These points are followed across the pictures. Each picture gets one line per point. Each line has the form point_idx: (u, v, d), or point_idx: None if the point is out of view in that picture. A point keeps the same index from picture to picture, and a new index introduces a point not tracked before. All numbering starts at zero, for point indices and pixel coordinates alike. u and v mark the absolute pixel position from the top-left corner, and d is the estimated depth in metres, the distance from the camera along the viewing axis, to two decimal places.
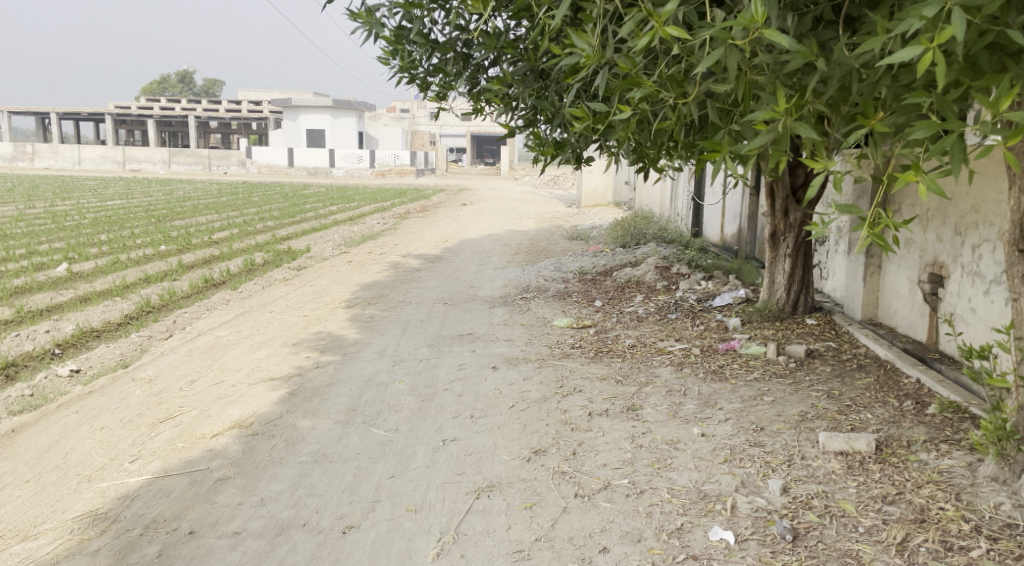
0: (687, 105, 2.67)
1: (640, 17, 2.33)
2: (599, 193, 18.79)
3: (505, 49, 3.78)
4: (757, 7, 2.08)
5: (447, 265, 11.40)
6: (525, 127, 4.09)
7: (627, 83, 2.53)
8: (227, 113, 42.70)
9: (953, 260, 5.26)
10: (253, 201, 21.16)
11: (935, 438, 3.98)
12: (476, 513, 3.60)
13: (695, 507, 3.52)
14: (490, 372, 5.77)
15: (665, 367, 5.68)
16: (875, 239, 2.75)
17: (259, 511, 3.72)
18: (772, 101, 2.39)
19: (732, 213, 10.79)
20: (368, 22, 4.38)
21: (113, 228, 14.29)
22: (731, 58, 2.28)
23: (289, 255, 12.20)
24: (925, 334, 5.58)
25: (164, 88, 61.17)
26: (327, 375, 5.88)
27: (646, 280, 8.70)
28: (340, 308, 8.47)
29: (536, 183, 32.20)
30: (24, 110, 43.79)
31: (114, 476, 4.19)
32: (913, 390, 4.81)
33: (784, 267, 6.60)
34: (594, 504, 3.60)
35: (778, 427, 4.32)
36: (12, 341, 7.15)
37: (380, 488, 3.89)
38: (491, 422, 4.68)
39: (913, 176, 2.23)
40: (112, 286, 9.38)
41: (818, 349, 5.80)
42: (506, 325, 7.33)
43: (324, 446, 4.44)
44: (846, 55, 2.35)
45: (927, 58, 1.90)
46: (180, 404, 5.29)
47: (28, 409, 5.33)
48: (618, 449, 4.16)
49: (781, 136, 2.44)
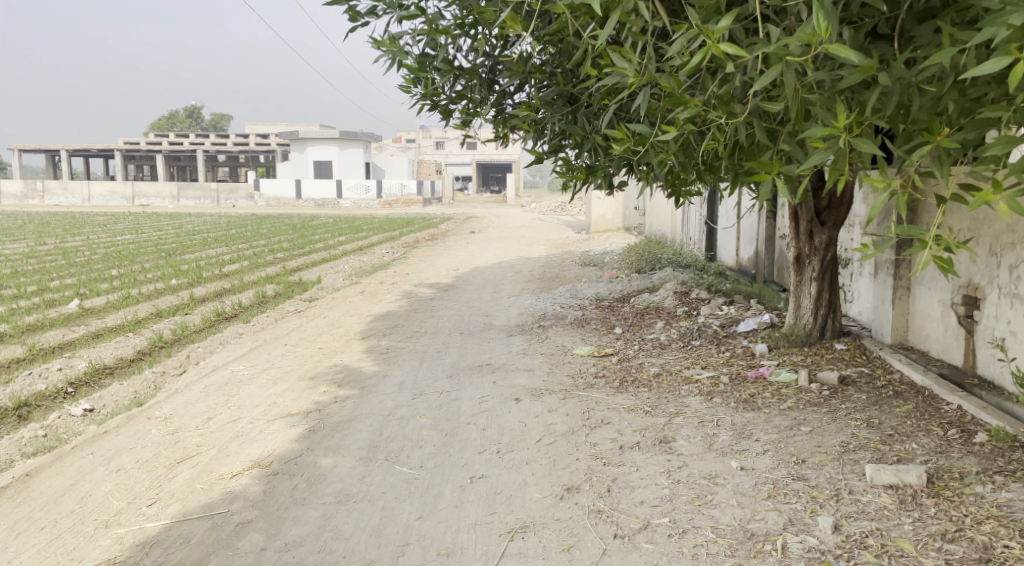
0: (733, 125, 2.56)
1: (690, 34, 2.24)
2: (608, 219, 18.67)
3: (532, 74, 3.67)
4: (821, 21, 1.97)
5: (461, 294, 11.26)
6: (552, 154, 3.97)
7: (671, 102, 2.41)
8: (235, 146, 42.93)
9: (989, 282, 5.09)
10: (263, 233, 21.16)
11: (989, 469, 3.82)
12: (512, 557, 3.45)
13: (743, 547, 3.36)
14: (514, 404, 5.61)
15: (694, 397, 5.49)
16: (935, 260, 2.61)
17: (284, 557, 3.57)
18: (829, 117, 2.28)
19: (748, 236, 10.64)
20: (391, 50, 4.29)
21: (122, 263, 14.17)
22: (788, 75, 2.17)
23: (300, 287, 12.09)
24: (962, 358, 5.41)
25: (171, 123, 62.11)
26: (346, 409, 5.72)
27: (666, 306, 8.56)
28: (355, 340, 8.33)
29: (544, 210, 32.21)
30: (33, 147, 43.99)
31: (132, 521, 4.04)
32: (956, 418, 4.64)
33: (811, 291, 6.43)
34: (636, 546, 3.45)
35: (820, 459, 4.15)
36: (24, 380, 7.01)
37: (408, 531, 3.73)
38: (519, 457, 4.53)
39: (991, 195, 2.11)
40: (124, 323, 9.27)
41: (850, 375, 5.62)
42: (525, 355, 7.18)
43: (347, 485, 4.29)
44: (906, 70, 2.27)
45: (1017, 67, 1.84)
46: (197, 444, 5.14)
47: (41, 450, 5.19)
48: (654, 486, 3.99)
49: (840, 155, 2.31)
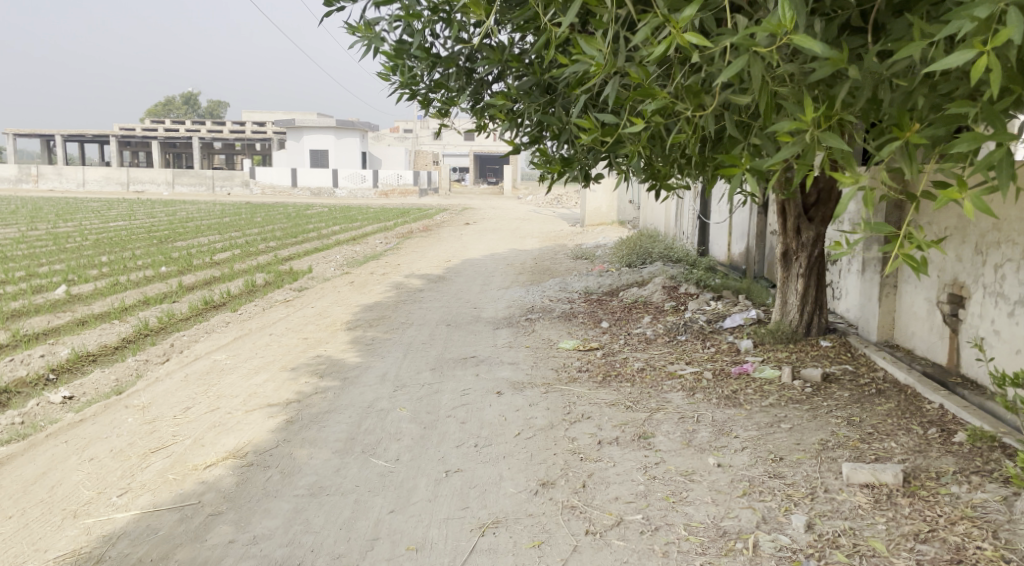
0: (703, 117, 2.53)
1: (656, 23, 2.20)
2: (602, 213, 18.60)
3: (510, 63, 3.70)
4: (786, 11, 1.93)
5: (451, 285, 11.20)
6: (531, 145, 3.96)
7: (639, 94, 2.38)
8: (231, 134, 42.72)
9: (974, 280, 5.06)
10: (256, 221, 21.07)
11: (966, 470, 3.78)
12: (481, 553, 3.41)
13: (715, 545, 3.33)
14: (495, 397, 5.56)
15: (676, 393, 5.45)
16: (906, 260, 2.57)
17: (251, 550, 3.52)
18: (798, 111, 2.24)
19: (738, 231, 10.61)
20: (367, 36, 4.23)
21: (114, 250, 14.07)
22: (754, 67, 2.13)
23: (290, 276, 12.00)
24: (945, 357, 5.38)
25: (168, 111, 61.95)
26: (326, 401, 5.67)
27: (654, 301, 8.52)
28: (341, 330, 8.28)
29: (539, 203, 32.12)
30: (28, 131, 43.73)
31: (101, 511, 3.99)
32: (937, 416, 4.61)
33: (797, 288, 6.39)
34: (607, 543, 3.41)
35: (798, 457, 4.11)
36: (5, 366, 6.95)
37: (378, 525, 3.69)
38: (496, 451, 4.49)
39: (958, 193, 2.08)
40: (111, 310, 9.20)
41: (834, 372, 5.59)
42: (511, 348, 7.13)
43: (321, 478, 4.24)
44: (877, 63, 2.23)
45: (981, 61, 1.81)
46: (173, 433, 5.08)
47: (16, 438, 5.13)
48: (630, 482, 3.95)
49: (808, 149, 2.27)
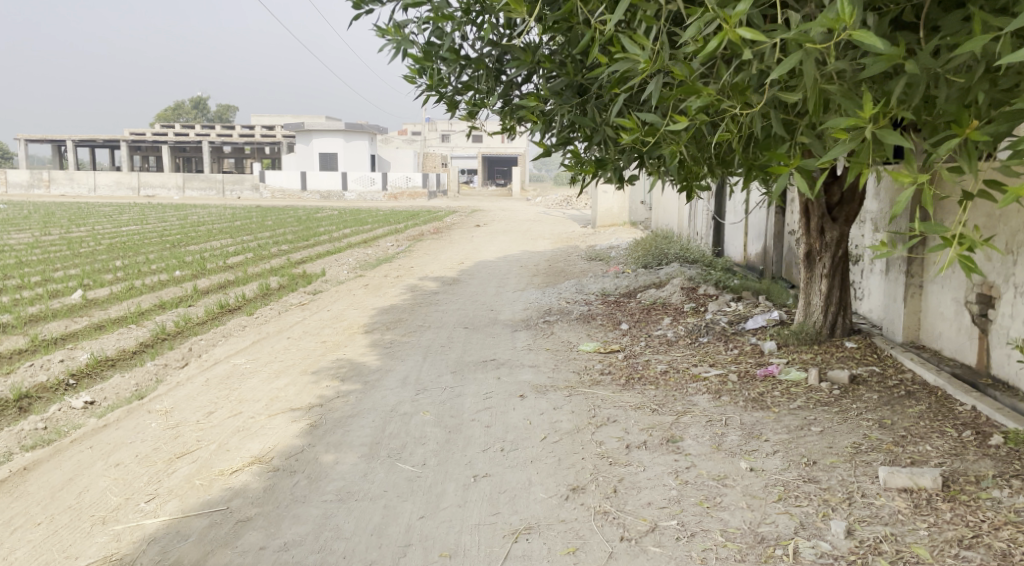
0: (748, 116, 2.49)
1: (707, 19, 2.17)
2: (614, 214, 18.50)
3: (541, 63, 3.68)
4: (846, 6, 1.89)
5: (466, 288, 11.15)
6: (561, 146, 3.93)
7: (685, 92, 2.34)
8: (241, 138, 42.83)
9: (1005, 280, 4.99)
10: (268, 224, 21.13)
11: (1005, 473, 3.72)
12: (515, 559, 3.38)
13: (754, 552, 3.28)
14: (519, 400, 5.53)
15: (701, 395, 5.39)
16: (959, 260, 2.52)
17: (282, 557, 3.50)
18: (853, 108, 2.19)
19: (756, 231, 10.53)
20: (396, 39, 4.22)
21: (128, 254, 14.10)
22: (808, 63, 2.09)
23: (304, 279, 11.99)
24: (975, 358, 5.31)
25: (178, 115, 62.27)
26: (348, 405, 5.64)
27: (673, 302, 8.47)
28: (359, 333, 8.25)
29: (548, 204, 32.03)
30: (41, 136, 44.03)
31: (130, 517, 3.97)
32: (970, 419, 4.54)
33: (821, 289, 6.32)
34: (642, 550, 3.37)
35: (832, 461, 4.06)
36: (26, 371, 6.95)
37: (410, 530, 3.66)
38: (524, 456, 4.45)
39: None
40: (127, 314, 9.20)
41: (861, 374, 5.52)
42: (530, 350, 7.09)
43: (349, 483, 4.21)
44: (932, 59, 2.19)
45: None
46: (197, 438, 5.06)
47: (41, 443, 5.12)
48: (662, 487, 3.91)
49: (864, 147, 2.22)
